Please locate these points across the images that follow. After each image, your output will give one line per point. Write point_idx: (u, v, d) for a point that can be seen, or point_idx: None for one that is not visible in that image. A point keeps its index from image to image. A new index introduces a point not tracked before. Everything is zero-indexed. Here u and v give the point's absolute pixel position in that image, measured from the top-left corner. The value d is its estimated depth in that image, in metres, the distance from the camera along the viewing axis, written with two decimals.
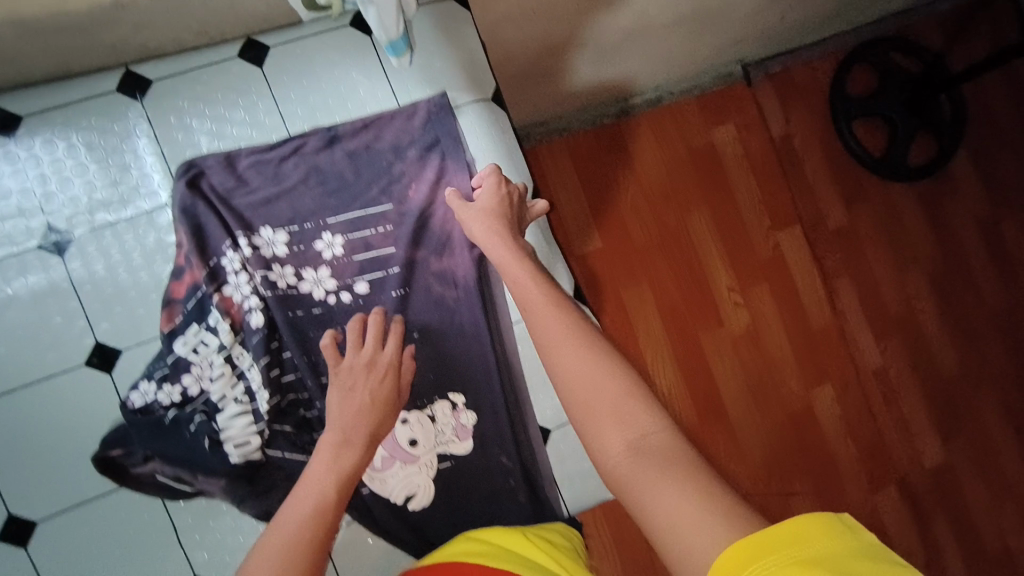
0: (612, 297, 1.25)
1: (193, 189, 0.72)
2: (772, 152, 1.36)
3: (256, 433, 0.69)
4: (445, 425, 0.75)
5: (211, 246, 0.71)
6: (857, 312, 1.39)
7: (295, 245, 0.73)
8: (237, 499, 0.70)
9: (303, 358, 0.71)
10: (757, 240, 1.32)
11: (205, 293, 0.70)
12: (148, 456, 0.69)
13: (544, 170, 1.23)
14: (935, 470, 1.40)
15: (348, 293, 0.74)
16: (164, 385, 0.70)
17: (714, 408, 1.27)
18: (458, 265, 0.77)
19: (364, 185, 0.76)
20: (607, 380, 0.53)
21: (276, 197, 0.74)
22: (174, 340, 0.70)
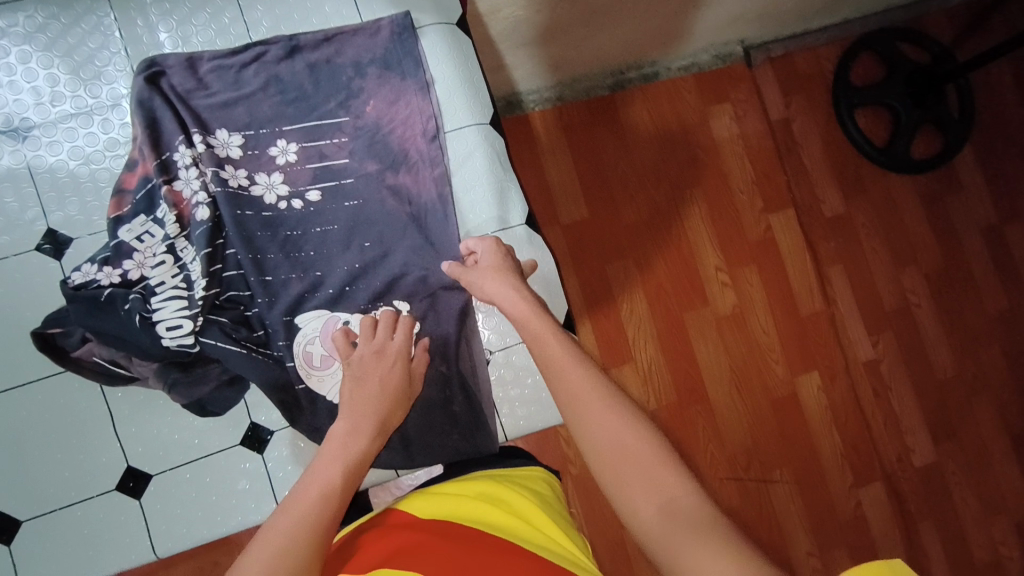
0: (596, 268, 1.24)
1: (151, 85, 0.75)
2: (769, 136, 1.35)
3: (188, 318, 0.73)
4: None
5: (165, 141, 0.75)
6: (850, 301, 1.35)
7: (249, 149, 0.77)
8: (169, 383, 0.75)
9: (248, 256, 0.74)
10: (747, 221, 1.31)
11: (155, 184, 0.74)
12: (86, 337, 0.74)
13: (534, 136, 1.24)
14: (925, 470, 1.34)
15: (300, 201, 0.77)
16: (104, 267, 0.73)
17: (694, 389, 1.25)
18: (414, 185, 0.80)
19: (323, 98, 0.79)
20: (636, 436, 0.50)
21: (235, 102, 0.77)
22: (120, 226, 0.74)
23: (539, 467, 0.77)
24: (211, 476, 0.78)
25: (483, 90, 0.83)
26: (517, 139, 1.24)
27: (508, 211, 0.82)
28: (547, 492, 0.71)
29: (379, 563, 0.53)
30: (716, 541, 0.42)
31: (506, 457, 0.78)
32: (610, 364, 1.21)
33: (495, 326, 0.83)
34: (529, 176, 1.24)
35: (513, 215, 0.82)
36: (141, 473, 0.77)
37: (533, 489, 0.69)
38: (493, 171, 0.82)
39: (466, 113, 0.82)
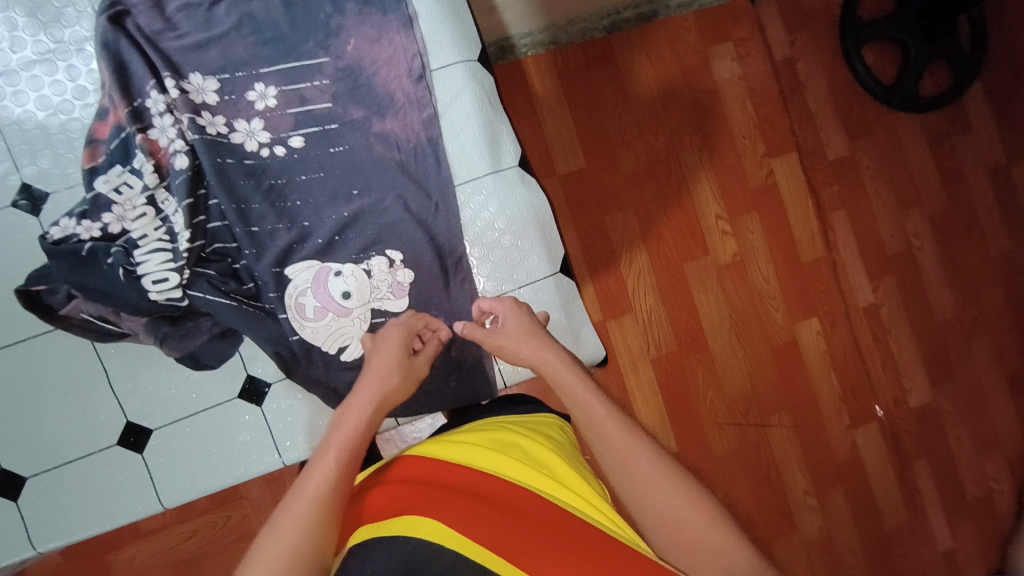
0: (594, 219, 1.21)
1: (115, 26, 0.74)
2: (772, 77, 1.29)
3: (173, 271, 0.74)
4: (380, 281, 0.79)
5: (135, 87, 0.74)
6: (851, 247, 1.34)
7: (225, 94, 0.77)
8: (160, 337, 0.78)
9: (231, 207, 0.75)
10: (749, 167, 1.28)
11: (129, 133, 0.74)
12: (70, 295, 0.77)
13: (528, 83, 1.19)
14: (920, 411, 1.36)
15: (283, 147, 0.77)
16: (83, 221, 0.74)
17: (694, 339, 1.25)
18: (401, 129, 0.78)
19: (300, 38, 0.77)
20: (688, 503, 0.54)
21: (207, 43, 0.76)
22: (95, 177, 0.74)
23: (551, 413, 0.78)
24: (210, 430, 0.83)
25: (469, 22, 0.81)
26: (510, 87, 1.19)
27: (500, 153, 0.81)
28: (563, 438, 0.72)
29: (397, 510, 0.54)
30: None
31: (516, 402, 0.79)
32: (609, 315, 1.22)
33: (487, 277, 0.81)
34: (525, 127, 1.20)
35: (506, 159, 0.81)
36: (140, 428, 0.83)
37: (549, 435, 0.70)
38: (482, 110, 0.80)
39: (452, 50, 0.80)
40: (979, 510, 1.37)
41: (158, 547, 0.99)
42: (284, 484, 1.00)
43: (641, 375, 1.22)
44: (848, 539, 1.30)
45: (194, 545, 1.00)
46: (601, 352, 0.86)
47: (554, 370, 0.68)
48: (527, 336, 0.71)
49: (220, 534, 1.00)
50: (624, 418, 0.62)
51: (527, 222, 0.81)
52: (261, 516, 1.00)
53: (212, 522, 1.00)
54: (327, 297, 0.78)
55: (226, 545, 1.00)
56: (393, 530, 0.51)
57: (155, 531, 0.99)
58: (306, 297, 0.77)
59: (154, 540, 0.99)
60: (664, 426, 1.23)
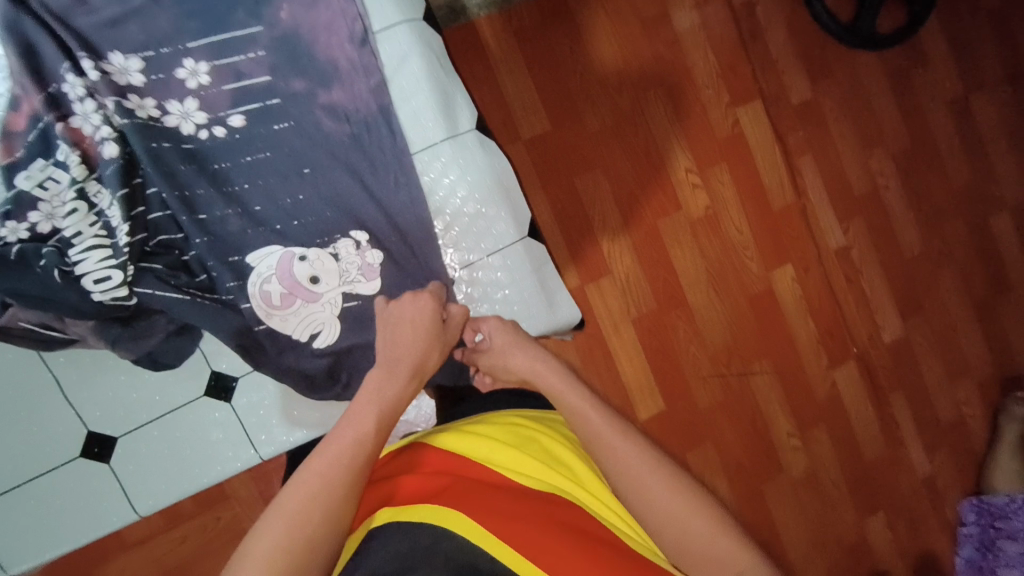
0: (564, 184, 1.19)
1: (14, 1, 0.66)
2: (732, 22, 1.27)
3: (116, 269, 0.70)
4: (349, 264, 0.76)
5: (48, 70, 0.68)
6: (819, 191, 1.34)
7: (151, 73, 0.71)
8: (111, 339, 0.74)
9: (173, 194, 0.71)
10: (715, 118, 1.26)
11: (48, 122, 0.68)
12: (6, 304, 0.70)
13: (483, 45, 1.15)
14: (893, 345, 1.40)
15: (223, 128, 0.73)
16: (7, 222, 0.68)
17: (673, 296, 1.25)
18: (349, 100, 0.75)
19: (227, 8, 0.72)
20: (692, 515, 0.54)
21: (125, 18, 0.71)
22: (15, 173, 0.67)
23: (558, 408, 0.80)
24: (181, 430, 0.82)
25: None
26: (466, 52, 1.14)
27: (454, 118, 0.78)
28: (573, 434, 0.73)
29: (426, 498, 0.56)
30: None
31: (522, 399, 0.80)
32: (585, 279, 1.21)
33: (457, 249, 0.79)
34: (486, 94, 1.16)
35: (461, 123, 0.78)
36: (105, 436, 0.81)
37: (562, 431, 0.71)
38: (432, 74, 0.77)
39: (394, 10, 0.76)
40: (953, 434, 1.43)
41: (148, 554, 0.97)
42: (273, 479, 0.99)
43: (623, 336, 1.23)
44: (832, 474, 1.35)
45: (187, 548, 0.98)
46: (578, 315, 0.86)
47: (559, 395, 0.66)
48: (519, 352, 0.71)
49: (212, 533, 0.98)
50: (624, 426, 0.61)
51: (492, 184, 0.79)
52: (253, 512, 0.99)
53: (202, 524, 0.98)
54: (294, 282, 0.75)
55: (219, 545, 0.98)
56: (415, 518, 0.54)
57: (144, 538, 0.97)
58: (271, 283, 0.74)
59: (143, 547, 0.97)
60: (649, 384, 1.24)
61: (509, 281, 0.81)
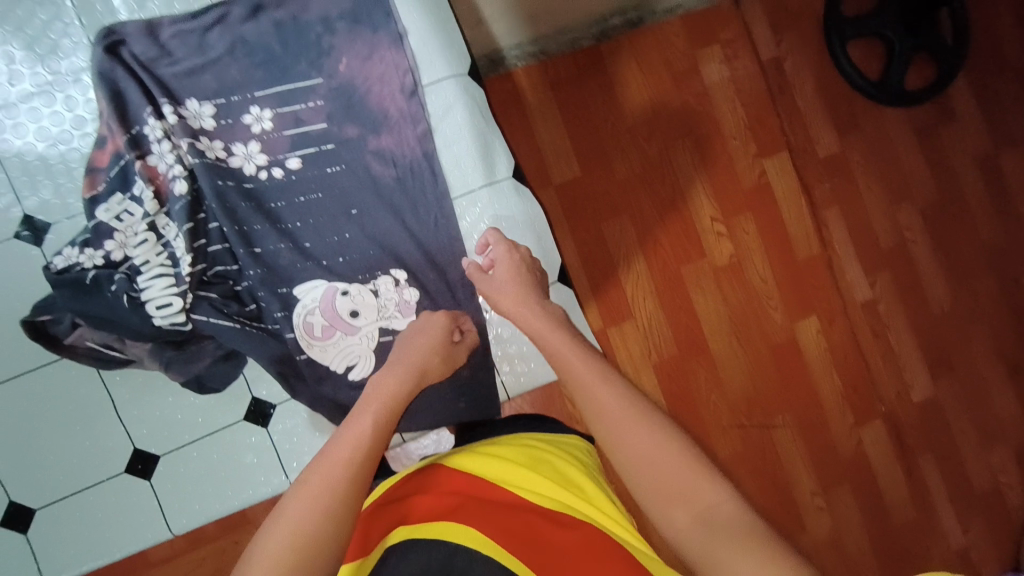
0: (591, 228, 1.23)
1: (112, 56, 0.79)
2: (760, 76, 1.31)
3: (177, 296, 0.77)
4: (387, 300, 0.85)
5: (133, 115, 0.79)
6: (847, 244, 1.35)
7: (221, 118, 0.82)
8: (164, 362, 0.82)
9: (232, 228, 0.80)
10: (742, 169, 1.29)
11: (128, 160, 0.78)
12: (75, 324, 0.79)
13: (520, 94, 1.21)
14: (923, 404, 1.36)
15: (280, 168, 0.83)
16: (86, 250, 0.78)
17: (695, 342, 1.26)
18: (396, 145, 0.84)
19: (292, 61, 0.83)
20: (666, 451, 0.60)
21: (202, 69, 0.81)
22: (96, 206, 0.78)
23: (574, 433, 0.81)
24: (220, 448, 0.90)
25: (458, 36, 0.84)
26: (502, 99, 1.21)
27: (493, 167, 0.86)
28: (585, 456, 0.75)
29: (437, 518, 0.59)
30: (744, 538, 0.51)
31: (534, 421, 0.82)
32: (608, 322, 1.24)
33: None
34: (519, 139, 1.21)
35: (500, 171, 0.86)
36: (148, 454, 0.90)
37: (573, 453, 0.73)
38: (474, 123, 0.85)
39: (444, 64, 0.84)
40: (987, 502, 1.37)
41: None
42: None
43: (643, 379, 1.24)
44: (856, 536, 1.30)
45: None
46: None
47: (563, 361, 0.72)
48: (520, 291, 0.78)
49: None
50: (606, 372, 0.69)
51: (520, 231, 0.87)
52: None
53: None
54: (336, 315, 0.84)
55: None
56: (433, 534, 0.57)
57: None
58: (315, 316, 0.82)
59: None
60: None
61: None
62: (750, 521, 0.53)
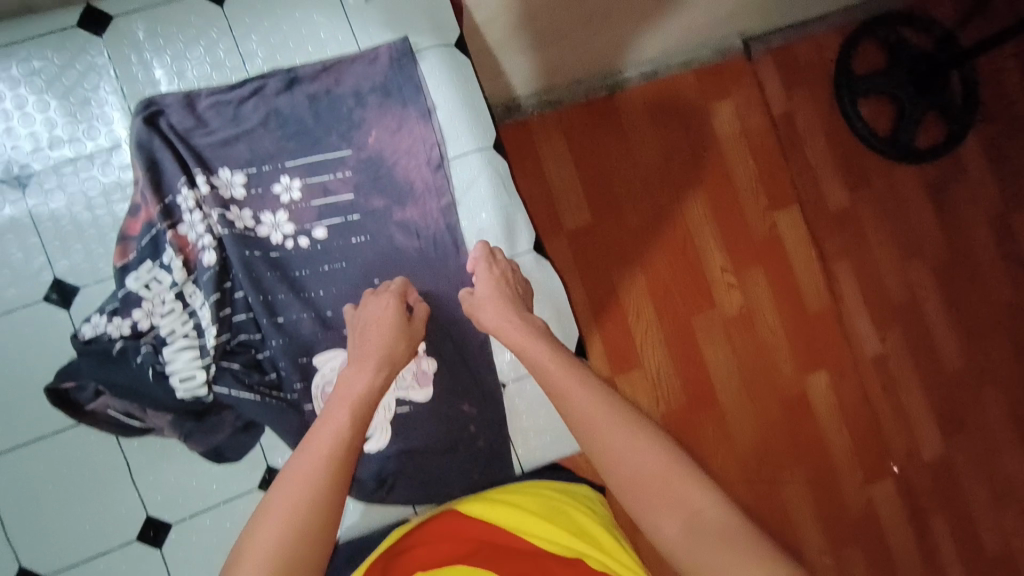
0: (602, 275, 1.24)
1: (150, 126, 0.77)
2: (771, 130, 1.33)
3: (201, 368, 0.76)
4: (404, 370, 0.81)
5: (166, 184, 0.77)
6: (857, 298, 1.35)
7: (252, 187, 0.80)
8: (184, 433, 0.78)
9: (257, 299, 0.77)
10: (753, 221, 1.30)
11: (159, 229, 0.76)
12: (97, 391, 0.76)
13: (535, 142, 1.23)
14: (932, 463, 1.35)
15: (307, 238, 0.80)
16: (114, 318, 0.76)
17: (704, 394, 1.26)
18: (421, 218, 0.83)
19: (324, 132, 0.82)
20: (648, 458, 0.62)
21: (235, 139, 0.80)
22: (127, 274, 0.77)
23: (585, 482, 0.81)
24: (232, 521, 0.81)
25: (484, 110, 0.85)
26: (516, 145, 1.22)
27: (515, 240, 0.86)
28: (598, 505, 0.75)
29: (456, 561, 0.62)
30: (729, 542, 0.53)
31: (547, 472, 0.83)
32: (617, 369, 1.23)
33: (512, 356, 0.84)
34: (533, 186, 1.22)
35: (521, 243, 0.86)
36: (160, 522, 0.80)
37: (587, 503, 0.74)
38: (498, 197, 0.85)
39: (468, 138, 0.84)
40: (998, 566, 1.34)
41: None
42: None
43: None
44: None
45: None
46: None
47: (544, 372, 0.70)
48: (490, 292, 0.77)
49: None
50: (584, 377, 0.70)
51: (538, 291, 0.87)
52: None
53: None
54: None
55: None
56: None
57: None
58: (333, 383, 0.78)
59: None
60: None
61: None
62: (738, 526, 0.55)
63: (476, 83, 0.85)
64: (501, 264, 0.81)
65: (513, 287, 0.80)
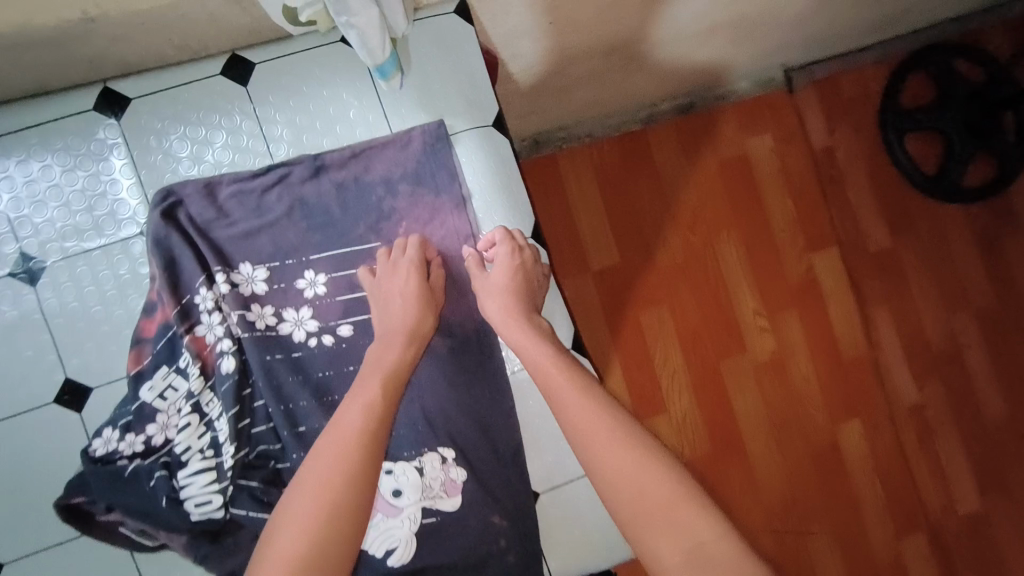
0: (630, 319, 1.20)
1: (167, 219, 0.74)
2: (811, 167, 1.27)
3: (218, 492, 0.72)
4: (433, 479, 0.76)
5: (184, 283, 0.74)
6: (896, 345, 1.29)
7: (274, 283, 0.76)
8: (200, 556, 0.72)
9: (279, 408, 0.74)
10: (788, 263, 1.25)
11: (176, 332, 0.73)
12: (110, 506, 0.72)
13: (562, 179, 1.18)
14: (969, 519, 1.28)
15: (331, 336, 0.77)
16: (126, 435, 0.72)
17: (731, 442, 1.21)
18: (454, 314, 0.80)
19: (350, 224, 0.78)
20: (650, 475, 0.54)
21: (257, 231, 0.76)
22: (141, 383, 0.73)
23: None
24: None
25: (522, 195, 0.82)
26: (541, 181, 1.18)
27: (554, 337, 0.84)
28: None
29: None
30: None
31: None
32: (642, 413, 1.18)
33: (546, 466, 0.82)
34: (560, 225, 1.18)
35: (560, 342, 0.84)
36: None
37: None
38: None
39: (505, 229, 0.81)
40: None
41: None
42: None
43: None
44: None
45: None
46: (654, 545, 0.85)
47: (542, 374, 0.64)
48: (501, 272, 0.74)
49: None
50: (579, 380, 0.63)
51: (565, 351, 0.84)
52: None
53: None
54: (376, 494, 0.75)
55: None
56: None
57: None
58: None
59: None
60: None
61: (588, 507, 0.82)
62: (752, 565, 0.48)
63: (514, 166, 0.81)
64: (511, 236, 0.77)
65: (528, 267, 0.77)
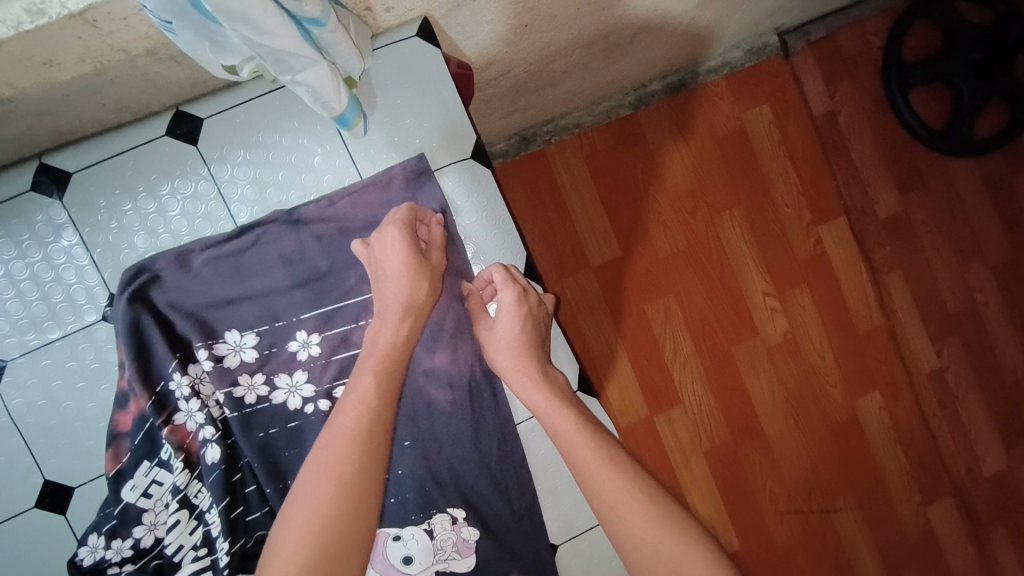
0: (635, 312, 1.16)
1: (134, 301, 0.71)
2: (812, 133, 1.21)
3: None
4: (444, 541, 0.75)
5: (156, 370, 0.71)
6: (911, 311, 1.25)
7: (265, 348, 0.74)
8: None
9: (275, 488, 0.73)
10: (795, 237, 1.20)
11: (154, 424, 0.71)
12: None
13: (553, 173, 1.13)
14: (994, 477, 1.26)
15: (327, 400, 0.74)
16: (112, 542, 0.70)
17: (749, 426, 1.19)
18: (452, 365, 0.75)
19: (339, 276, 0.75)
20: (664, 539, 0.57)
21: (240, 297, 0.74)
22: (122, 483, 0.70)
23: None
24: None
25: (512, 230, 0.78)
26: (525, 180, 1.12)
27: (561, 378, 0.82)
28: None
29: None
30: None
31: None
32: (656, 410, 1.16)
33: (563, 518, 0.80)
34: (555, 221, 1.13)
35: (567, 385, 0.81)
36: None
37: None
38: None
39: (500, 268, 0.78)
40: None
41: None
42: None
43: (693, 468, 1.17)
44: None
45: None
46: None
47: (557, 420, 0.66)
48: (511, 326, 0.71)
49: None
50: (592, 428, 0.65)
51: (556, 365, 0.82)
52: None
53: None
54: (388, 563, 0.75)
55: None
56: None
57: None
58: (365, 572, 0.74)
59: None
60: (724, 521, 1.18)
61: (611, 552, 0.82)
62: None
63: (498, 198, 0.77)
64: (527, 294, 0.74)
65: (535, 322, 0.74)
